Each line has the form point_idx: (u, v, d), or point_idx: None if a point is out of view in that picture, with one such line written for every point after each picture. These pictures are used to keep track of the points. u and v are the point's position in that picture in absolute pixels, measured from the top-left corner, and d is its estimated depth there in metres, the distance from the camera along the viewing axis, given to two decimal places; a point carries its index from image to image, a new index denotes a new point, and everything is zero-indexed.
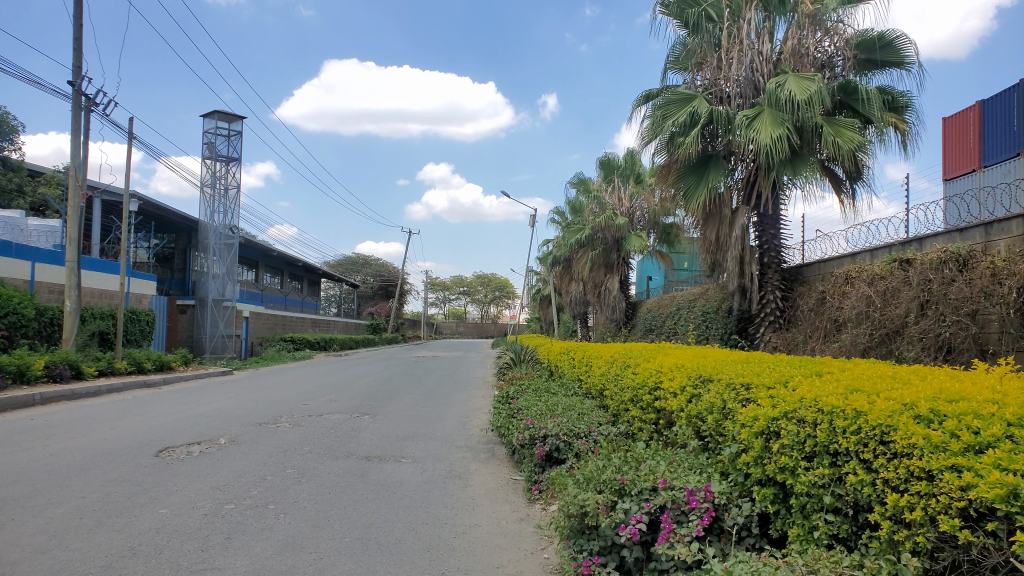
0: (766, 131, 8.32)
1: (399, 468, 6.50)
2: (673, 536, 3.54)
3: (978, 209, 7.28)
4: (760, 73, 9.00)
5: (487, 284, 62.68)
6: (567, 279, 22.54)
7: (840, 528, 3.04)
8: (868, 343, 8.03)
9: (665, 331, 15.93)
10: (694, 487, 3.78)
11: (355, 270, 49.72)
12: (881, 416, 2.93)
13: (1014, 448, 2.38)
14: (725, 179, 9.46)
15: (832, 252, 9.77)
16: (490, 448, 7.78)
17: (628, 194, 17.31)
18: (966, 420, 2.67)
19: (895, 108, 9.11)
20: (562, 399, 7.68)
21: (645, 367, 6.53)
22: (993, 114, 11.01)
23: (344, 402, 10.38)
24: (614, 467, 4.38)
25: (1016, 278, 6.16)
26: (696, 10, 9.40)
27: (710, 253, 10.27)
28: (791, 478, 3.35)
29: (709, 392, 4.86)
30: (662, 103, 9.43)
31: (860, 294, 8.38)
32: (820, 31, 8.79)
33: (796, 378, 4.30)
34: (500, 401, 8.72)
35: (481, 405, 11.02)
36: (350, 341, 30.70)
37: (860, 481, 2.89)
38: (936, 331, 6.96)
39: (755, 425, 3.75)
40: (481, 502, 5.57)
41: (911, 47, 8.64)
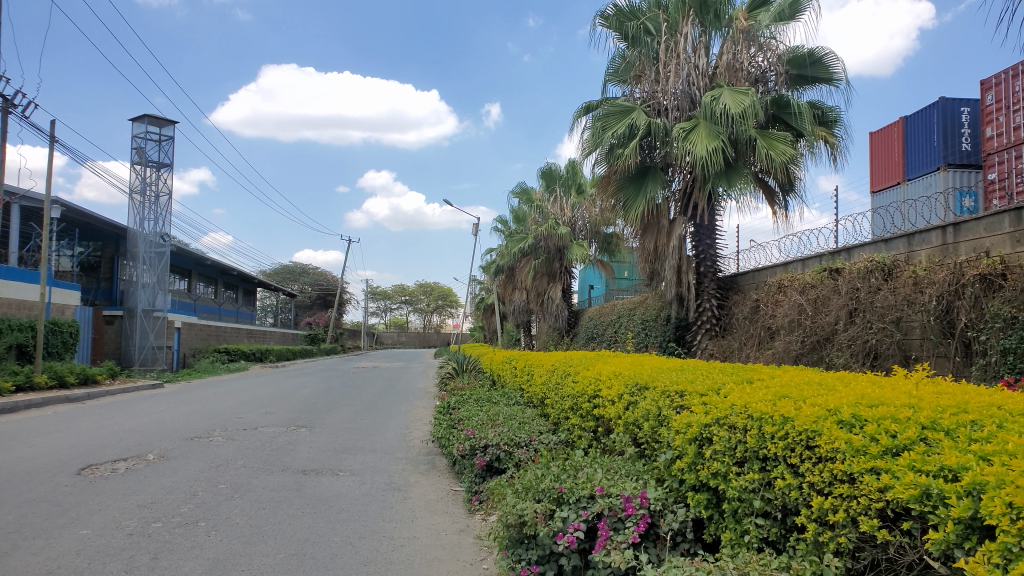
0: (702, 143, 8.54)
1: (337, 481, 6.40)
2: (609, 543, 3.58)
3: (902, 220, 7.62)
4: (696, 87, 9.22)
5: (429, 294, 62.47)
6: (510, 288, 22.57)
7: (769, 531, 3.13)
8: (800, 350, 8.30)
9: (606, 339, 16.11)
10: (630, 494, 3.84)
11: (293, 279, 48.73)
12: (807, 422, 3.03)
13: (927, 450, 2.48)
14: (662, 190, 9.68)
15: (766, 262, 10.08)
16: (431, 459, 7.73)
17: (570, 204, 17.42)
18: (885, 424, 2.78)
19: (825, 123, 9.46)
20: (503, 408, 7.69)
21: (584, 375, 6.59)
22: (915, 129, 11.52)
23: (281, 415, 10.15)
24: (553, 476, 4.41)
25: (936, 286, 6.45)
26: (635, 24, 9.57)
27: (649, 262, 10.44)
28: (723, 484, 3.44)
29: (645, 399, 4.94)
30: (601, 115, 9.57)
31: (792, 302, 8.66)
32: (754, 47, 9.07)
33: (729, 385, 4.41)
34: (441, 411, 8.68)
35: (422, 416, 10.93)
36: (287, 352, 30.12)
37: (788, 485, 2.98)
38: (864, 337, 7.24)
39: (688, 431, 3.84)
40: (421, 514, 5.53)
41: (839, 64, 9.00)
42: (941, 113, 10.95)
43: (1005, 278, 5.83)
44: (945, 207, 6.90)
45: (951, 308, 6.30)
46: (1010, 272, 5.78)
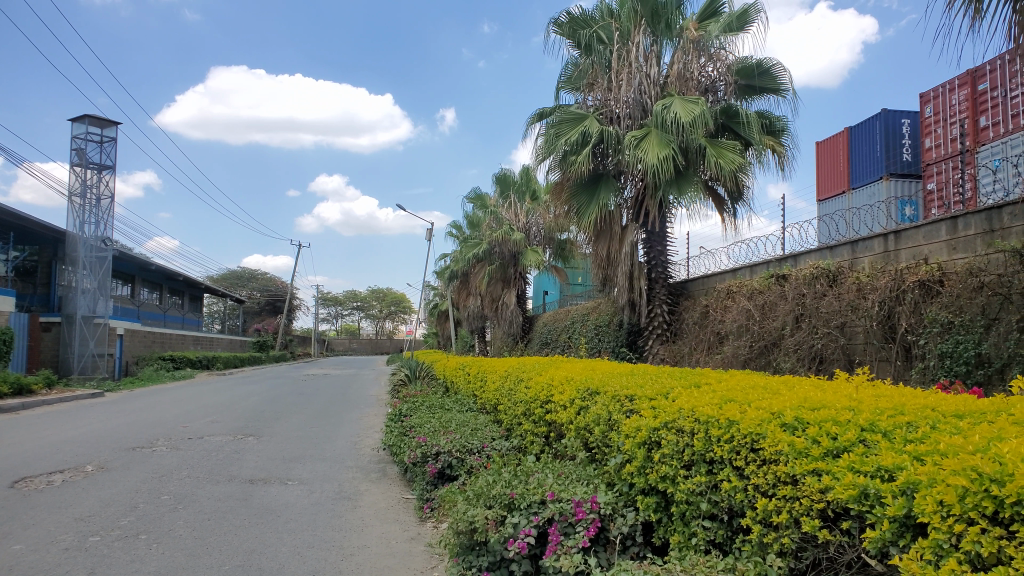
0: (653, 151, 8.67)
1: (285, 491, 6.28)
2: (560, 548, 3.60)
3: (846, 228, 7.85)
4: (648, 95, 9.34)
5: (382, 300, 61.98)
6: (464, 294, 22.49)
7: (716, 533, 3.18)
8: (748, 354, 8.47)
9: (560, 345, 16.18)
10: (581, 498, 3.86)
11: (242, 285, 47.77)
12: (752, 425, 3.10)
13: (866, 451, 2.55)
14: (614, 197, 9.79)
15: (715, 268, 10.29)
16: (382, 467, 7.64)
17: (524, 210, 17.45)
18: (826, 427, 2.85)
19: (773, 132, 9.69)
20: (455, 415, 7.66)
21: (536, 380, 6.63)
22: (859, 140, 11.87)
23: (228, 424, 9.91)
24: (504, 482, 4.41)
25: (878, 292, 6.66)
26: (587, 32, 9.67)
27: (602, 269, 10.52)
28: (671, 487, 3.49)
29: (596, 403, 4.99)
30: (554, 122, 9.64)
31: (741, 308, 8.84)
32: (704, 57, 9.26)
33: (677, 389, 4.47)
34: (392, 419, 8.60)
35: (373, 423, 10.81)
36: (235, 359, 29.49)
37: (733, 487, 3.03)
38: (809, 342, 7.42)
39: (638, 435, 3.89)
40: (371, 523, 5.47)
41: (786, 75, 9.22)
42: (883, 124, 11.33)
43: (942, 285, 6.06)
44: (887, 216, 7.13)
45: (892, 314, 6.50)
46: (947, 278, 6.02)
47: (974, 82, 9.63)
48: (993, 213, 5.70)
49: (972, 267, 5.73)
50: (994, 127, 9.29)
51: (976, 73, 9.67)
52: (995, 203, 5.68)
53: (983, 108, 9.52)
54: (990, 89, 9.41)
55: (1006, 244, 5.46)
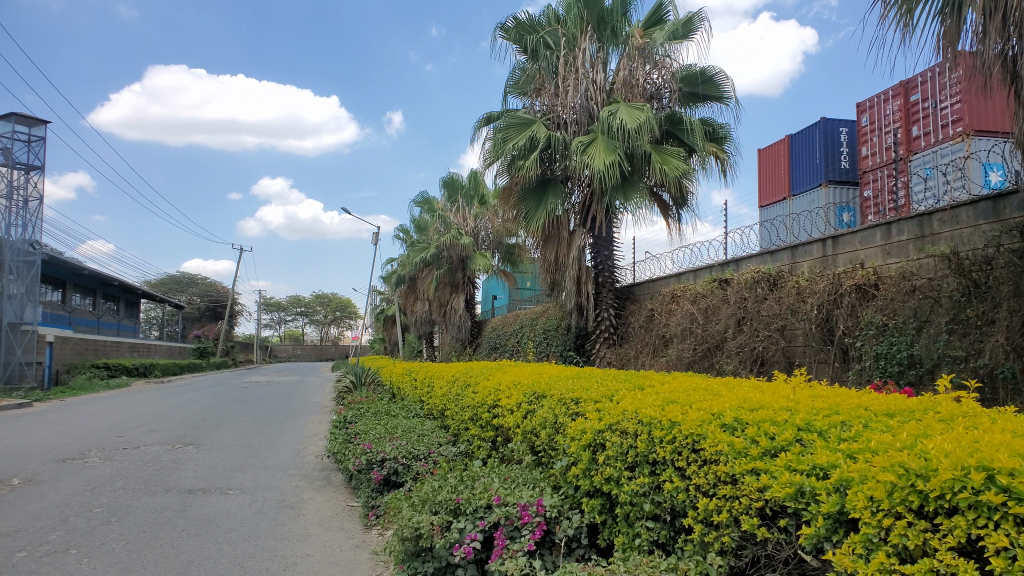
0: (600, 157, 8.77)
1: (226, 500, 6.13)
2: (506, 551, 3.59)
3: (787, 233, 8.05)
4: (594, 101, 9.45)
5: (328, 306, 61.11)
6: (412, 299, 22.34)
7: (659, 533, 3.22)
8: (692, 357, 8.62)
9: (508, 349, 16.22)
10: (527, 502, 3.87)
11: (181, 290, 46.48)
12: (693, 426, 3.15)
13: (802, 450, 2.61)
14: (562, 202, 9.86)
15: (660, 272, 10.46)
16: (326, 475, 7.52)
17: (472, 214, 17.42)
18: (764, 427, 2.92)
19: (715, 139, 9.91)
20: (401, 421, 7.59)
21: (483, 385, 6.63)
22: (799, 147, 12.20)
23: (165, 433, 9.63)
24: (450, 487, 4.38)
25: (817, 295, 6.87)
26: (534, 37, 9.72)
27: (550, 273, 10.56)
28: (616, 488, 3.53)
29: (542, 407, 5.01)
30: (502, 127, 9.64)
31: (685, 312, 9.01)
32: (649, 64, 9.41)
33: (621, 391, 4.52)
34: (337, 426, 8.48)
35: (317, 430, 10.63)
36: (173, 367, 28.65)
37: (675, 488, 3.08)
38: (751, 345, 7.59)
39: (583, 437, 3.92)
40: (315, 531, 5.38)
41: (728, 83, 9.43)
42: (822, 132, 11.68)
43: (877, 288, 6.28)
44: (825, 222, 7.35)
45: (830, 316, 6.71)
46: (881, 282, 6.24)
47: (907, 92, 10.01)
48: (924, 219, 5.93)
49: (905, 271, 5.95)
50: (925, 136, 9.68)
51: (909, 84, 10.05)
52: (926, 209, 5.91)
53: (916, 118, 9.92)
54: (922, 100, 9.80)
55: (936, 249, 5.69)
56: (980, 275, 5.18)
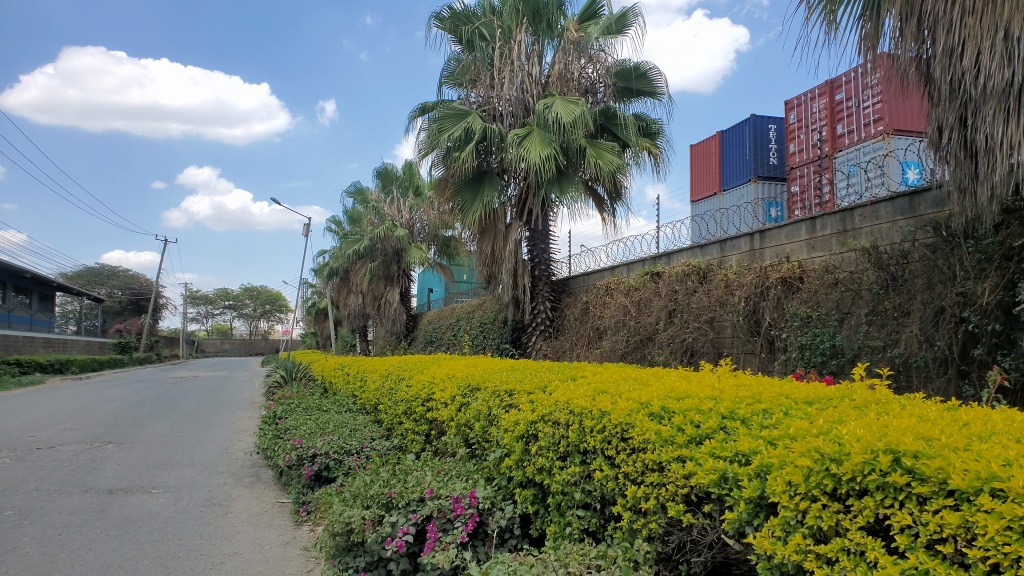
0: (535, 150, 8.80)
1: (149, 500, 5.93)
2: (438, 544, 3.59)
3: (716, 227, 8.25)
4: (530, 94, 9.50)
5: (258, 300, 59.62)
6: (345, 292, 22.01)
7: (590, 522, 3.27)
8: (625, 348, 8.76)
9: (444, 343, 16.17)
10: (459, 494, 3.87)
11: (100, 282, 44.54)
12: (622, 415, 3.21)
13: (725, 437, 2.69)
14: (498, 195, 9.85)
15: (595, 266, 10.59)
16: (255, 471, 7.35)
17: (407, 206, 17.26)
18: (689, 415, 3.00)
19: (648, 134, 10.08)
20: (334, 416, 7.48)
21: (417, 379, 6.60)
22: (730, 143, 12.52)
23: (83, 432, 9.22)
24: (382, 482, 4.34)
25: (744, 288, 7.08)
26: (469, 28, 9.66)
27: (486, 266, 10.55)
28: (548, 478, 3.57)
29: (476, 399, 5.02)
30: (437, 118, 9.54)
31: (618, 304, 9.15)
32: (584, 58, 9.52)
33: (554, 382, 4.57)
34: (266, 422, 8.30)
35: (246, 427, 10.37)
36: (92, 363, 27.45)
37: (605, 476, 3.14)
38: (681, 336, 7.76)
39: (516, 429, 3.95)
40: (243, 529, 5.26)
41: (661, 79, 9.59)
42: (752, 129, 12.00)
43: (802, 281, 6.51)
44: (753, 216, 7.56)
45: (757, 308, 6.93)
46: (806, 275, 6.47)
47: (832, 92, 10.39)
48: (847, 214, 6.17)
49: (828, 265, 6.18)
50: (849, 135, 10.07)
51: (834, 84, 10.42)
52: (849, 205, 6.16)
53: (840, 117, 10.31)
54: (846, 99, 10.17)
55: (857, 243, 5.92)
56: (897, 269, 5.43)
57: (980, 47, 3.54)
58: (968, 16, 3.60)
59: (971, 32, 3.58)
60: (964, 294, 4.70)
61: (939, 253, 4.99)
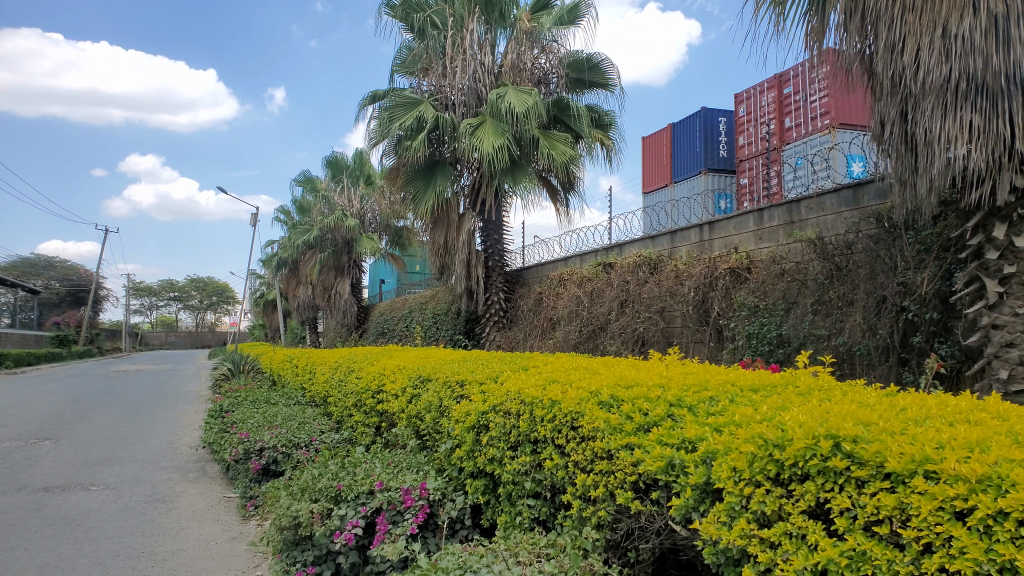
0: (489, 140, 8.73)
1: (88, 497, 5.73)
2: (388, 536, 3.55)
3: (668, 219, 8.33)
4: (482, 83, 9.44)
5: (205, 291, 58.23)
6: (294, 283, 21.64)
7: (540, 510, 3.27)
8: (577, 339, 8.80)
9: (396, 334, 16.04)
10: (410, 486, 3.83)
11: (36, 273, 42.85)
12: (572, 404, 3.21)
13: (672, 425, 2.70)
14: (451, 185, 9.75)
15: (548, 256, 10.62)
16: (201, 466, 7.17)
17: (358, 196, 17.02)
18: (638, 403, 3.01)
19: (600, 125, 10.11)
20: (282, 409, 7.35)
21: (367, 371, 6.52)
22: (681, 136, 12.65)
23: (18, 428, 8.87)
24: (331, 475, 4.27)
25: (694, 278, 7.17)
26: (421, 16, 9.50)
27: (439, 257, 10.41)
28: (499, 468, 3.56)
29: (427, 390, 4.98)
30: (388, 106, 9.36)
31: (571, 295, 9.19)
32: (537, 48, 9.49)
33: (505, 373, 4.56)
34: (212, 416, 8.11)
35: (192, 421, 10.12)
36: (27, 357, 26.40)
37: (555, 465, 3.14)
38: (633, 326, 7.83)
39: (467, 420, 3.93)
40: (187, 525, 5.12)
41: (613, 71, 9.62)
42: (703, 122, 12.15)
43: (749, 272, 6.62)
44: (703, 208, 7.65)
45: (706, 298, 7.03)
46: (753, 266, 6.58)
47: (781, 85, 10.58)
48: (793, 206, 6.29)
49: (775, 255, 6.30)
50: (796, 128, 10.28)
51: (782, 78, 10.61)
52: (795, 196, 6.27)
53: (788, 110, 10.51)
54: (794, 93, 10.38)
55: (803, 234, 6.04)
56: (841, 259, 5.54)
57: (920, 43, 3.64)
58: (908, 13, 3.68)
59: (911, 28, 3.68)
60: (904, 284, 4.83)
61: (882, 244, 5.11)
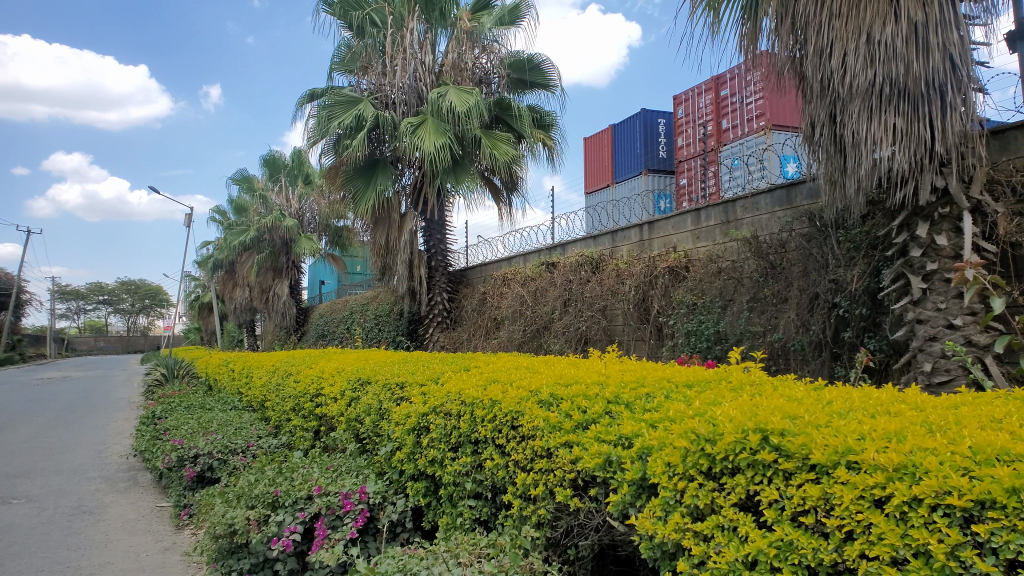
0: (430, 139, 8.66)
1: (8, 511, 5.47)
2: (327, 541, 3.49)
3: (609, 218, 8.38)
4: (423, 83, 9.38)
5: (136, 294, 56.27)
6: (230, 285, 21.11)
7: (481, 511, 3.26)
8: (522, 338, 8.83)
9: (337, 336, 15.80)
10: (349, 490, 3.78)
11: None
12: (512, 404, 3.20)
13: (610, 422, 2.72)
14: (392, 184, 9.63)
15: (491, 256, 10.62)
16: (132, 476, 6.92)
17: (296, 196, 16.69)
18: (576, 400, 3.02)
19: (542, 126, 10.16)
20: (217, 414, 7.15)
21: (306, 374, 6.40)
22: (622, 137, 12.81)
23: None
24: (268, 480, 4.17)
25: (634, 277, 7.26)
26: (360, 14, 9.37)
27: (380, 257, 10.25)
28: (440, 470, 3.55)
29: (367, 393, 4.91)
30: (326, 104, 9.18)
31: (515, 295, 9.21)
32: (477, 48, 9.49)
33: (446, 373, 4.53)
34: (144, 423, 7.83)
35: (122, 429, 9.75)
36: None
37: (495, 465, 3.14)
38: (576, 325, 7.90)
39: (407, 422, 3.90)
40: (116, 537, 4.94)
41: (554, 72, 9.67)
42: (643, 123, 12.31)
43: (688, 270, 6.75)
44: (643, 208, 7.76)
45: (646, 297, 7.13)
46: (691, 265, 6.71)
47: (718, 87, 10.81)
48: (729, 206, 6.44)
49: (712, 254, 6.43)
50: (733, 129, 10.52)
51: (719, 80, 10.85)
52: (731, 196, 6.42)
53: (725, 112, 10.75)
54: (730, 95, 10.62)
55: (739, 233, 6.19)
56: (775, 258, 5.68)
57: (846, 49, 3.75)
58: (834, 19, 3.79)
59: (838, 34, 3.78)
60: (835, 281, 4.98)
61: (814, 242, 5.26)
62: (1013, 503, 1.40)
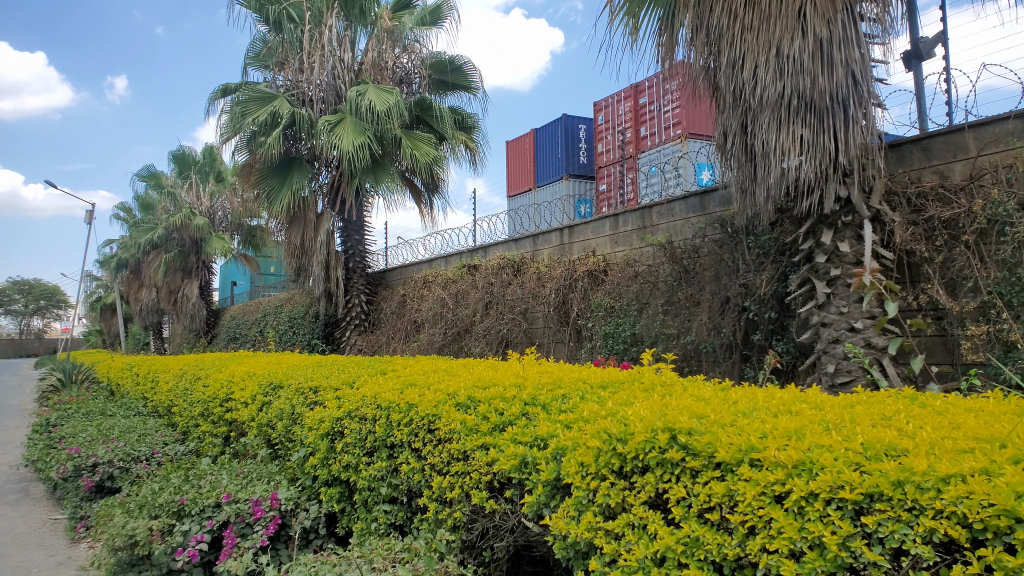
0: (349, 138, 8.49)
1: None
2: (236, 550, 3.37)
3: (530, 222, 8.39)
4: (342, 80, 9.21)
5: (30, 294, 52.99)
6: (136, 285, 20.18)
7: (396, 515, 3.22)
8: (442, 341, 8.77)
9: (250, 339, 15.30)
10: (260, 497, 3.66)
11: None
12: (429, 407, 3.17)
13: (526, 424, 2.73)
14: (308, 183, 9.40)
15: (412, 258, 10.52)
16: (23, 487, 6.49)
17: (207, 193, 16.09)
18: (493, 402, 3.01)
19: (464, 128, 10.14)
20: (118, 421, 6.80)
21: (215, 378, 6.17)
22: (544, 141, 12.94)
23: None
24: (173, 488, 3.99)
25: (555, 280, 7.34)
26: (276, 8, 9.13)
27: (295, 258, 9.95)
28: (353, 475, 3.49)
29: (279, 397, 4.78)
30: (241, 100, 8.89)
31: (435, 297, 9.16)
32: (398, 48, 9.41)
33: (362, 377, 4.45)
34: (38, 431, 7.38)
35: (13, 438, 9.14)
36: None
37: (411, 469, 3.11)
38: (497, 328, 7.92)
39: (320, 426, 3.81)
40: (3, 552, 4.63)
41: (476, 74, 9.67)
42: (564, 128, 12.46)
43: (606, 274, 6.88)
44: (563, 212, 7.85)
45: (566, 300, 7.22)
46: (609, 268, 6.85)
47: (636, 95, 11.06)
48: (646, 211, 6.61)
49: (629, 259, 6.57)
50: (651, 137, 10.78)
51: (638, 88, 11.10)
52: (648, 202, 6.58)
53: (643, 120, 11.01)
54: (648, 103, 10.88)
55: (655, 238, 6.34)
56: (689, 262, 5.84)
57: (757, 62, 3.90)
58: (746, 33, 3.93)
59: (749, 47, 3.93)
60: (745, 285, 5.17)
61: (726, 248, 5.44)
62: (898, 495, 1.48)
